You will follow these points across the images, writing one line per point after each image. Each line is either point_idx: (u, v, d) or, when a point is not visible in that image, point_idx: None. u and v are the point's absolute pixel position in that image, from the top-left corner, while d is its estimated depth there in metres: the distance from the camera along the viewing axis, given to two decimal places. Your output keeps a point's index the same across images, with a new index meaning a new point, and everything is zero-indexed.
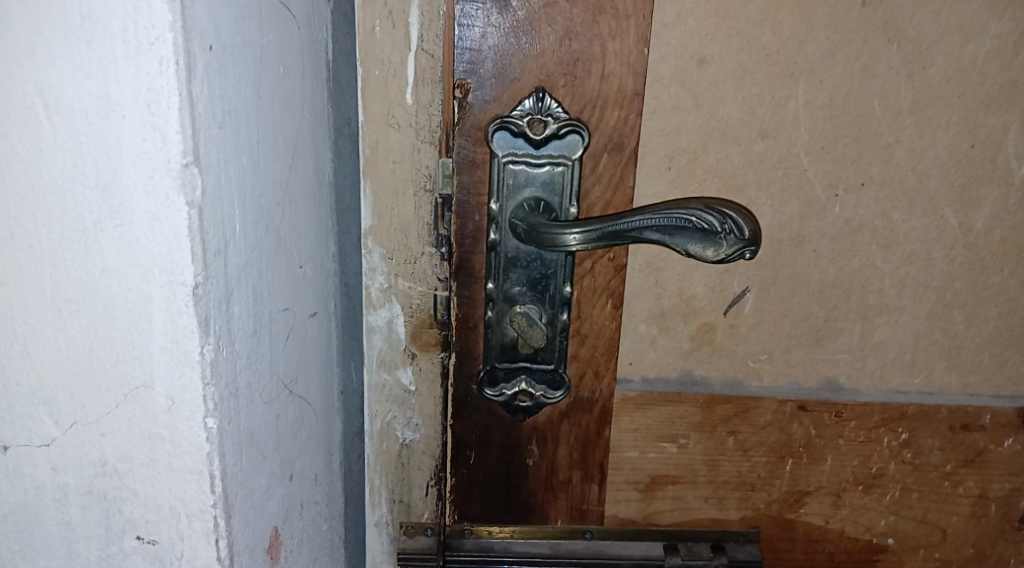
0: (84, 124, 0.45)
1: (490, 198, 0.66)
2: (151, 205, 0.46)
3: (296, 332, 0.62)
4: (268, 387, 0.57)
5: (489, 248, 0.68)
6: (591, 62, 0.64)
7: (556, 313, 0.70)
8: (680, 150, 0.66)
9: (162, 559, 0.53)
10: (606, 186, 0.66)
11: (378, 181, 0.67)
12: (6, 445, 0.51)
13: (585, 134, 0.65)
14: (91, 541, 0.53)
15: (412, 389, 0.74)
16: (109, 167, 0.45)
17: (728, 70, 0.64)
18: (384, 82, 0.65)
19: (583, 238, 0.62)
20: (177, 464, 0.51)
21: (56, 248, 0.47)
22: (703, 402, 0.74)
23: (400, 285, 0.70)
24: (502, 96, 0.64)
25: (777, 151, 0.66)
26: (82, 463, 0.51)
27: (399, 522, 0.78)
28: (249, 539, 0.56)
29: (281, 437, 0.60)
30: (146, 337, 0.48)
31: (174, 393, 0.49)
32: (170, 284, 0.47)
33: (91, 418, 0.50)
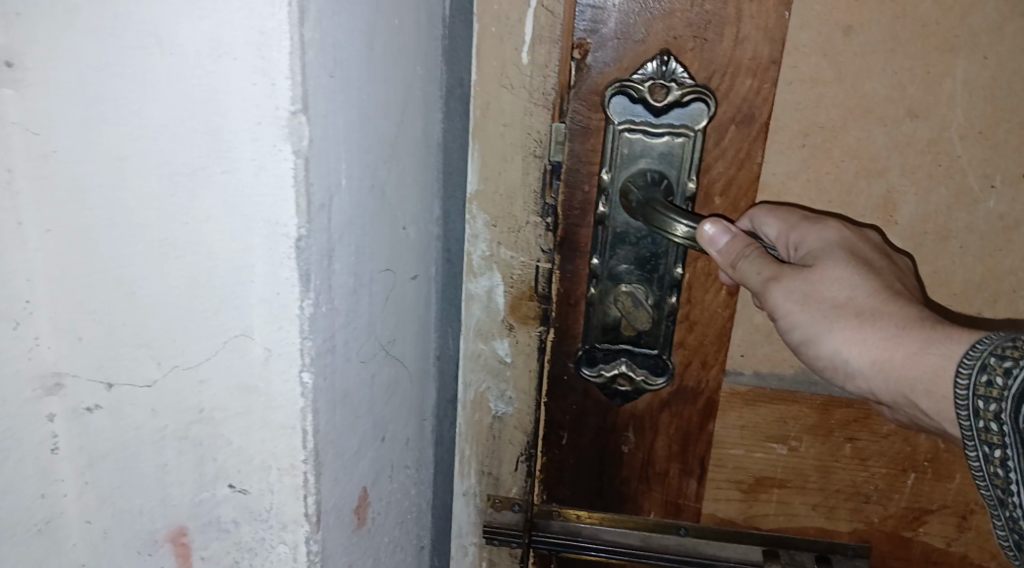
0: (195, 67, 0.42)
1: (601, 167, 0.62)
2: (257, 153, 0.43)
3: (394, 295, 0.59)
4: (363, 348, 0.54)
5: (597, 221, 0.64)
6: (724, 25, 0.58)
7: (664, 295, 0.65)
8: (816, 127, 0.60)
9: (254, 514, 0.51)
10: (730, 161, 0.61)
11: (488, 145, 0.64)
12: (110, 383, 0.49)
13: (711, 104, 0.59)
14: (184, 484, 0.50)
15: (508, 362, 0.71)
16: (218, 112, 0.42)
17: (878, 41, 0.58)
18: (500, 41, 0.61)
19: (688, 233, 0.56)
20: (271, 417, 0.48)
21: (166, 189, 0.44)
22: (821, 404, 0.68)
23: (503, 254, 0.67)
24: (623, 59, 0.60)
25: (927, 133, 0.60)
26: (181, 409, 0.49)
27: (487, 494, 0.76)
28: (338, 498, 0.54)
29: (375, 400, 0.58)
30: (246, 288, 0.45)
31: (271, 345, 0.46)
32: (272, 235, 0.44)
33: (190, 363, 0.48)
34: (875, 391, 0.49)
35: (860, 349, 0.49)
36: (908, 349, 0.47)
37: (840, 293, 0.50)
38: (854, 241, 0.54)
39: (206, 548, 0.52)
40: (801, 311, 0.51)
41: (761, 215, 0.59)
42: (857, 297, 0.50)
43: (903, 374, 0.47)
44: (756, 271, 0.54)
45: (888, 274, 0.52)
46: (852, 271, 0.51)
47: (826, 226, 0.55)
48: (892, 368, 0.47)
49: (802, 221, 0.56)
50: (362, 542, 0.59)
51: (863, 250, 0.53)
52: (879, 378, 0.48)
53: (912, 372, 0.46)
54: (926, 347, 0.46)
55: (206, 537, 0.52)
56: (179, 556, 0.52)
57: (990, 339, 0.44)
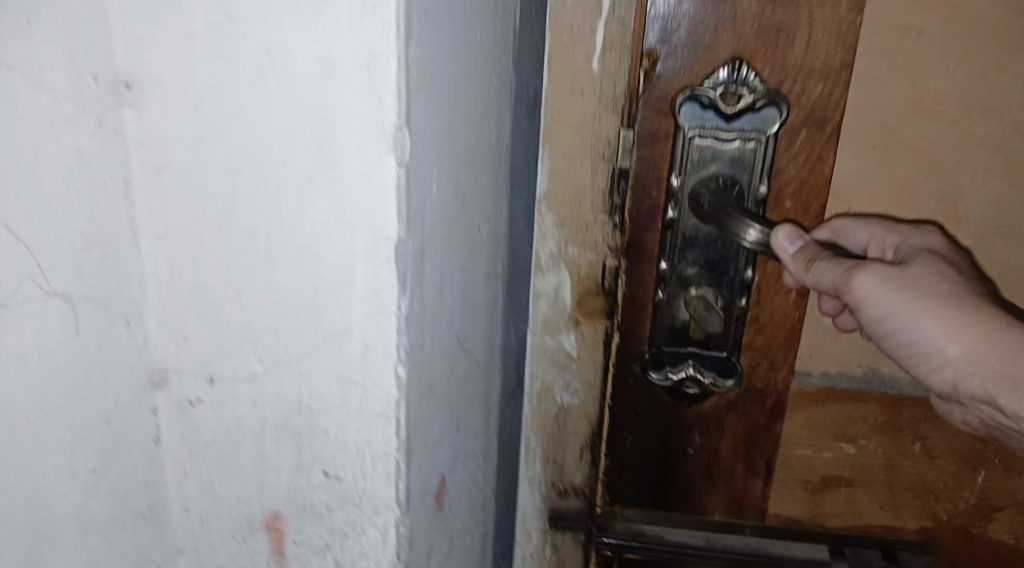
0: (303, 84, 0.39)
1: (671, 172, 0.62)
2: (362, 163, 0.40)
3: (472, 293, 0.56)
4: (447, 341, 0.53)
5: (665, 226, 0.64)
6: (796, 32, 0.58)
7: (733, 298, 0.65)
8: (887, 129, 0.61)
9: (348, 499, 0.46)
10: (801, 165, 0.61)
11: (557, 150, 0.64)
12: (213, 377, 0.47)
13: (782, 109, 0.59)
14: (282, 472, 0.47)
15: (573, 355, 0.70)
16: (326, 124, 0.40)
17: (951, 43, 0.58)
18: (572, 49, 0.61)
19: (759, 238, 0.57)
20: (365, 406, 0.44)
21: (268, 182, 0.41)
22: (889, 403, 0.69)
23: (569, 252, 0.67)
24: (693, 66, 0.60)
25: (996, 133, 0.60)
26: (281, 401, 0.46)
27: (552, 482, 0.75)
28: (422, 482, 0.49)
29: (458, 399, 0.56)
30: (347, 291, 0.42)
31: (369, 341, 0.43)
32: (373, 239, 0.41)
33: (289, 357, 0.45)
34: (960, 380, 0.51)
35: (953, 337, 0.50)
36: (1004, 340, 0.49)
37: (932, 285, 0.52)
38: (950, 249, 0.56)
39: (302, 533, 0.48)
40: (891, 299, 0.52)
41: (849, 224, 0.60)
42: (948, 289, 0.51)
43: (999, 364, 0.49)
44: (838, 265, 0.54)
45: (968, 272, 0.54)
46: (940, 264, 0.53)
47: (926, 234, 0.57)
48: (986, 358, 0.49)
49: (897, 226, 0.58)
50: (442, 528, 0.55)
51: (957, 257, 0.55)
52: (971, 366, 0.50)
53: (1010, 362, 0.48)
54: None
55: (303, 523, 0.48)
56: (273, 542, 0.49)
57: None
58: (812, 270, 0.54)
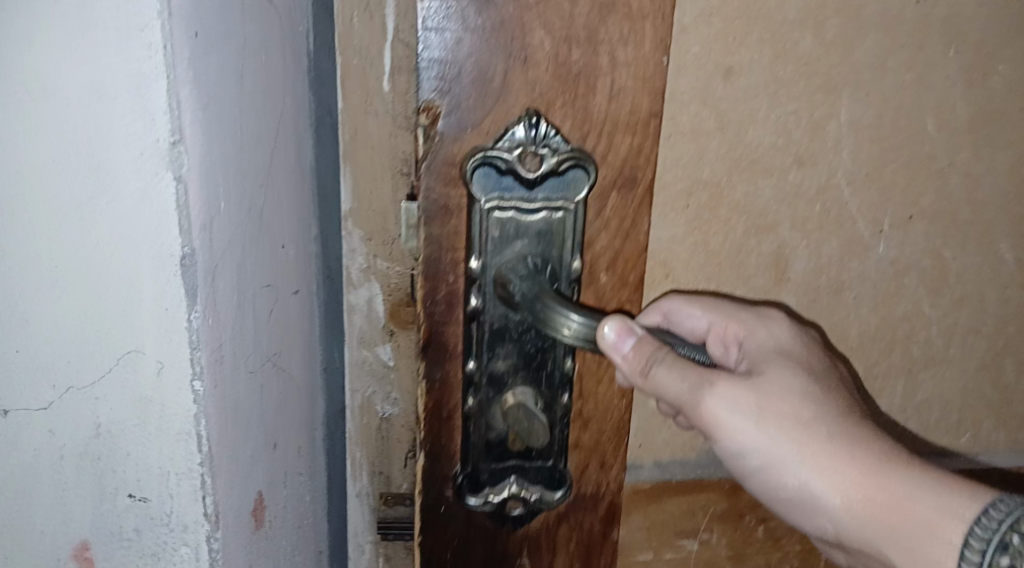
0: (76, 110, 0.39)
1: (468, 255, 0.50)
2: (141, 181, 0.40)
3: (280, 308, 0.59)
4: (253, 358, 0.53)
5: (467, 318, 0.52)
6: (596, 77, 0.48)
7: (555, 395, 0.54)
8: (700, 184, 0.54)
9: (156, 521, 0.46)
10: (615, 232, 0.52)
11: (355, 167, 0.62)
12: (4, 410, 0.44)
13: (592, 173, 0.50)
14: (85, 498, 0.45)
15: (392, 367, 0.66)
16: (100, 147, 0.40)
17: (760, 83, 0.52)
18: (361, 73, 0.60)
19: (580, 330, 0.47)
20: (168, 426, 0.44)
21: (39, 220, 0.41)
22: (730, 488, 0.60)
23: (378, 266, 0.64)
24: (481, 122, 0.48)
25: (816, 181, 0.55)
26: (73, 435, 0.44)
27: (379, 493, 0.69)
28: (233, 499, 0.49)
29: (268, 415, 0.57)
30: (134, 326, 0.42)
31: (164, 357, 0.43)
32: (158, 257, 0.41)
33: (77, 385, 0.43)
34: (835, 515, 0.44)
35: (824, 479, 0.44)
36: (883, 489, 0.42)
37: (796, 410, 0.45)
38: (798, 340, 0.50)
39: (114, 558, 0.46)
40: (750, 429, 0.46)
41: (684, 306, 0.52)
42: (813, 414, 0.45)
43: (883, 509, 0.42)
44: (683, 383, 0.46)
45: (832, 383, 0.47)
46: (799, 379, 0.47)
47: (771, 322, 0.51)
48: (865, 509, 0.43)
49: (739, 312, 0.52)
50: (262, 545, 0.56)
51: (808, 351, 0.49)
52: (849, 517, 0.43)
53: (893, 517, 0.42)
54: (910, 487, 0.42)
55: (112, 548, 0.46)
56: None
57: (1009, 503, 0.39)
58: (649, 378, 0.47)
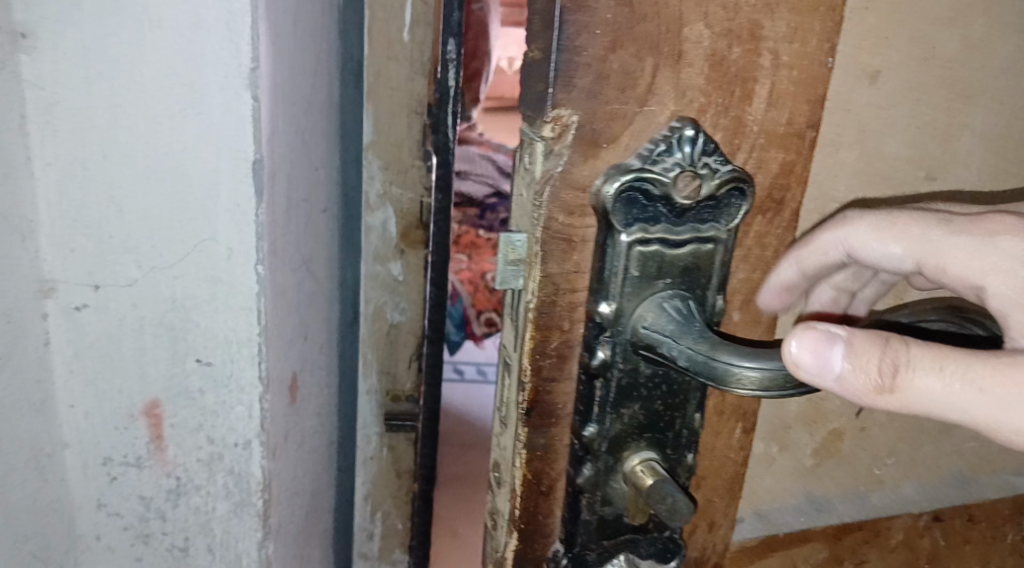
0: (179, 37, 0.55)
1: (597, 293, 0.40)
2: (224, 99, 0.56)
3: (312, 220, 0.74)
4: (293, 259, 0.69)
5: (589, 374, 0.42)
6: (754, 80, 0.40)
7: (678, 458, 0.45)
8: (833, 203, 0.46)
9: (218, 381, 0.63)
10: (754, 265, 0.44)
11: (380, 100, 0.81)
12: (98, 284, 0.60)
13: (747, 194, 0.41)
14: (159, 363, 0.62)
15: (400, 280, 0.87)
16: (194, 69, 0.55)
17: (902, 88, 0.45)
18: (386, 24, 0.79)
19: (762, 382, 0.38)
20: (232, 301, 0.61)
21: (136, 118, 0.56)
22: (832, 534, 0.55)
23: (393, 192, 0.84)
24: (620, 136, 0.38)
25: (944, 199, 0.48)
26: (156, 302, 0.60)
27: (386, 389, 0.91)
28: (279, 370, 0.68)
29: (300, 303, 0.72)
30: (213, 202, 0.58)
31: (233, 245, 0.59)
32: (235, 159, 0.58)
33: (167, 265, 0.59)
34: None
35: None
36: None
37: None
38: None
39: (176, 416, 0.63)
40: None
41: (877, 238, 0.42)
42: None
43: None
44: (939, 383, 0.37)
45: None
46: None
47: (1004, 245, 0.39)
48: None
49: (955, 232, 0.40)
50: (293, 415, 0.73)
51: None
52: None
53: None
54: None
55: (177, 406, 0.63)
56: (152, 427, 0.64)
57: None
58: (888, 391, 0.38)
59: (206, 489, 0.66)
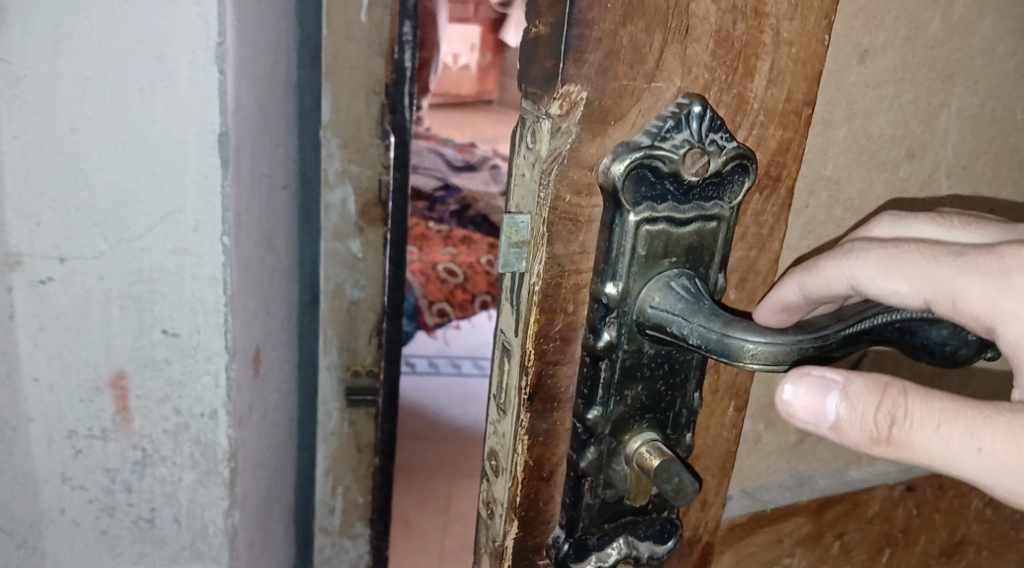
0: (145, 7, 0.54)
1: (604, 274, 0.40)
2: (192, 72, 0.57)
3: (274, 196, 0.74)
4: (257, 230, 0.69)
5: (594, 356, 0.41)
6: (757, 56, 0.40)
7: (678, 437, 0.45)
8: (822, 180, 0.48)
9: (184, 351, 0.64)
10: (751, 242, 0.44)
11: (336, 81, 0.85)
12: (63, 257, 0.59)
13: (749, 171, 0.41)
14: (127, 334, 0.62)
15: (359, 256, 0.92)
16: (162, 41, 0.56)
17: (889, 67, 0.47)
18: (344, 5, 0.82)
19: (766, 358, 0.38)
20: (200, 272, 0.62)
21: (104, 92, 0.56)
22: (815, 508, 0.56)
23: (351, 170, 0.89)
24: (627, 112, 0.38)
25: (921, 176, 0.51)
26: (124, 274, 0.61)
27: (346, 363, 0.97)
28: (245, 342, 0.68)
29: (262, 280, 0.72)
30: (181, 173, 0.59)
31: (201, 217, 0.60)
32: (203, 133, 0.58)
33: (133, 236, 0.60)
34: None
35: None
36: None
37: None
38: None
39: (144, 386, 0.64)
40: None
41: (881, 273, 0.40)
42: None
43: None
44: (941, 435, 0.37)
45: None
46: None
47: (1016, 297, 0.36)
48: None
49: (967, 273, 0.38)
50: (258, 389, 0.74)
51: None
52: None
53: None
54: None
55: (144, 377, 0.64)
56: (119, 399, 0.64)
57: None
58: (890, 443, 0.38)
59: (173, 459, 0.67)
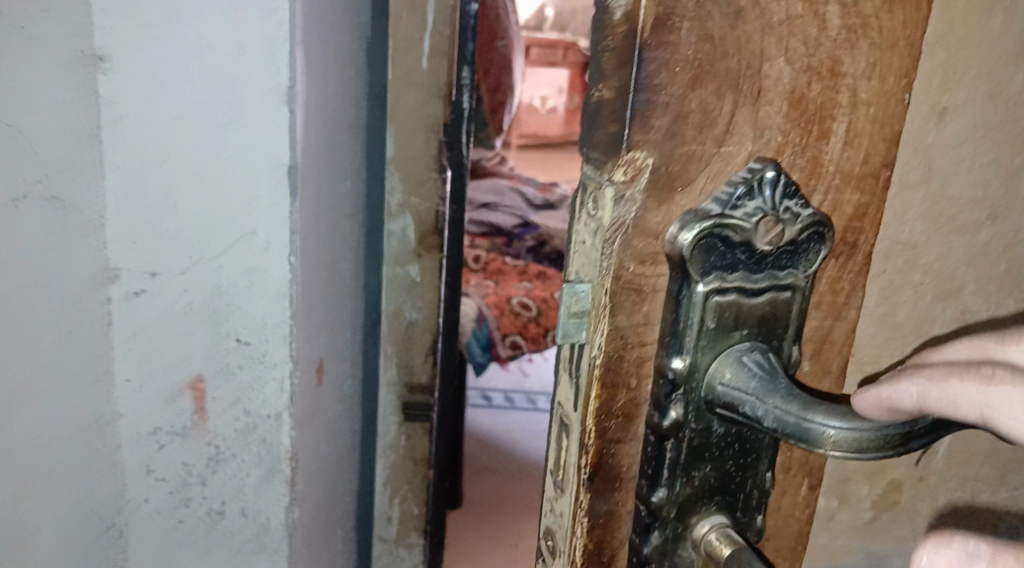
0: (225, 59, 0.63)
1: (670, 348, 0.38)
2: (264, 115, 0.64)
3: (338, 227, 0.82)
4: (321, 257, 0.76)
5: (659, 435, 0.39)
6: (833, 118, 0.38)
7: (747, 520, 0.42)
8: (897, 244, 0.45)
9: (254, 359, 0.70)
10: (827, 312, 0.41)
11: (399, 121, 0.91)
12: (155, 272, 0.67)
13: (826, 239, 0.39)
14: (203, 343, 0.69)
15: (416, 280, 0.96)
16: (240, 89, 0.63)
17: (969, 126, 0.44)
18: (405, 52, 0.89)
19: (846, 441, 0.35)
20: (269, 287, 0.68)
21: (187, 133, 0.64)
22: None
23: (411, 202, 0.94)
24: (694, 178, 0.36)
25: (1005, 239, 0.48)
26: (201, 289, 0.68)
27: (405, 382, 1.01)
28: (308, 353, 0.76)
29: (326, 301, 0.80)
30: (253, 200, 0.66)
31: (270, 238, 0.67)
32: (274, 166, 0.65)
33: (209, 256, 0.67)
34: None
35: None
36: None
37: None
38: None
39: (218, 391, 0.71)
40: None
41: None
42: None
43: None
44: None
45: None
46: None
47: None
48: None
49: None
50: (320, 397, 0.81)
51: None
52: None
53: None
54: None
55: (218, 382, 0.70)
56: (195, 399, 0.71)
57: None
58: None
59: (241, 455, 0.73)
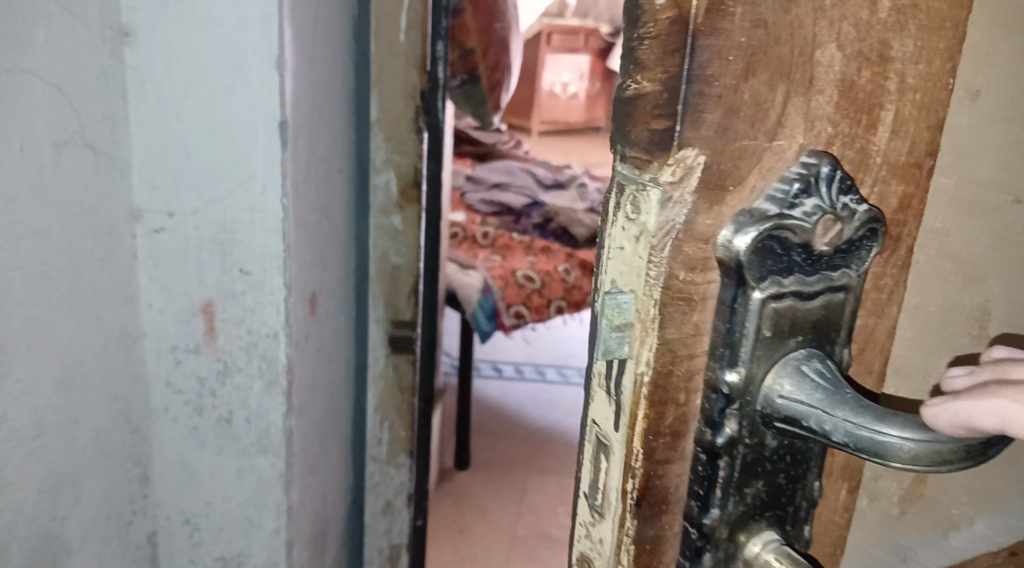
0: (221, 31, 0.73)
1: (723, 360, 0.35)
2: (261, 75, 0.74)
3: (327, 168, 0.89)
4: (314, 196, 0.85)
5: (710, 453, 0.36)
6: (882, 105, 0.35)
7: (796, 533, 0.40)
8: (928, 232, 0.43)
9: (256, 286, 0.80)
10: (871, 310, 0.39)
11: (382, 86, 0.97)
12: (172, 212, 0.78)
13: (879, 236, 0.36)
14: (213, 274, 0.79)
15: (400, 230, 1.02)
16: (238, 58, 0.74)
17: (999, 107, 0.42)
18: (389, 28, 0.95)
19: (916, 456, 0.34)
20: (268, 224, 0.78)
21: (190, 99, 0.75)
22: None
23: (394, 158, 0.99)
24: (746, 176, 0.33)
25: None
26: (212, 226, 0.78)
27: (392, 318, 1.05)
28: (302, 281, 0.85)
29: (321, 235, 0.89)
30: (250, 153, 0.76)
31: (266, 183, 0.77)
32: (268, 120, 0.75)
33: (216, 198, 0.77)
34: None
35: None
36: None
37: None
38: None
39: (226, 313, 0.80)
40: None
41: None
42: None
43: None
44: None
45: None
46: None
47: None
48: None
49: None
50: (314, 321, 0.89)
51: None
52: None
53: None
54: None
55: (225, 305, 0.80)
56: (206, 320, 0.81)
57: None
58: None
59: (247, 370, 0.83)
